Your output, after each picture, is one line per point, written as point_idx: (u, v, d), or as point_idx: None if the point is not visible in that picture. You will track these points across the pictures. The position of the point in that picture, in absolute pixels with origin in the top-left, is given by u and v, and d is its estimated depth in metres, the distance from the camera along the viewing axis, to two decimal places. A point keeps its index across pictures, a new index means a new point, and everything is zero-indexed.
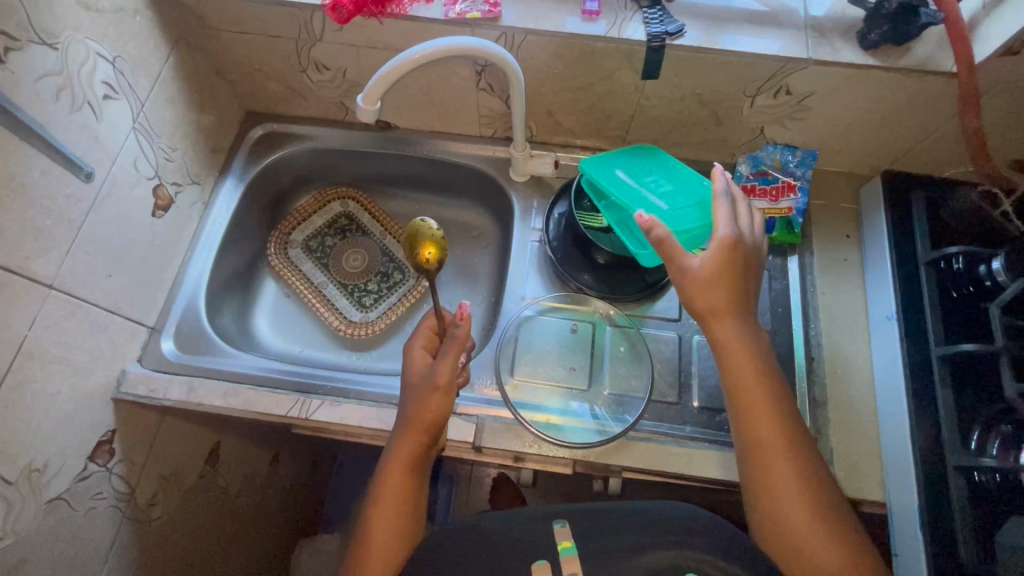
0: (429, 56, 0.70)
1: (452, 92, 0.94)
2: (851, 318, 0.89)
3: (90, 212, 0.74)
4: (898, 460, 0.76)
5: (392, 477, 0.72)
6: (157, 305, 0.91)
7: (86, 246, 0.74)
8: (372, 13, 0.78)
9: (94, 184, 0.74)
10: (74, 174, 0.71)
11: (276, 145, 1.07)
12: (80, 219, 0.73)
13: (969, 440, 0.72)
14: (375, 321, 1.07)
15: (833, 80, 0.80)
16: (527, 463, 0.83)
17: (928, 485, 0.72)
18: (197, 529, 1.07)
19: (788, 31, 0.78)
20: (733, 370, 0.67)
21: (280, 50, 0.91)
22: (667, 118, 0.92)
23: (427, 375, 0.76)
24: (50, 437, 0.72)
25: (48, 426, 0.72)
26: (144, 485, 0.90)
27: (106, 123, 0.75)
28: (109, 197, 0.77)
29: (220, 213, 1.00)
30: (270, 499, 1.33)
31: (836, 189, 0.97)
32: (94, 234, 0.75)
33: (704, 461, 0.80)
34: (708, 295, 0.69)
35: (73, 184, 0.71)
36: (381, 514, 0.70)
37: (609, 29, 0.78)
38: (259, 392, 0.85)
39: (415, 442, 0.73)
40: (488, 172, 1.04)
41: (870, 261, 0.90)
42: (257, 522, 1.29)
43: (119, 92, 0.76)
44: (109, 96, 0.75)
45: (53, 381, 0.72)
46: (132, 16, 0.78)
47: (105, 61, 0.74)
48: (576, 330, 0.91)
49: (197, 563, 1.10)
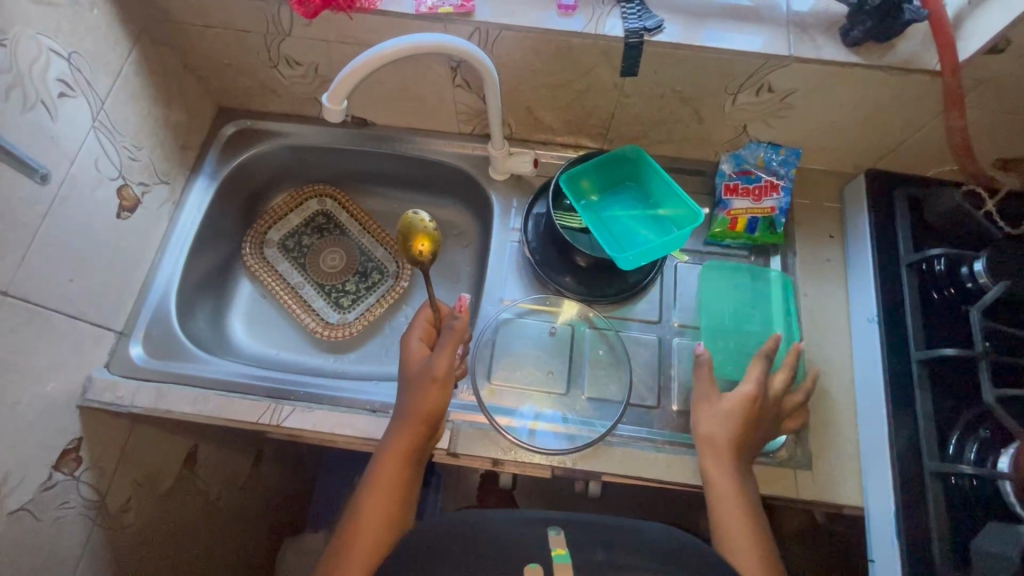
0: (395, 53, 0.68)
1: (428, 88, 0.91)
2: (833, 320, 0.88)
3: (47, 216, 0.71)
4: (877, 464, 0.75)
5: (383, 469, 0.71)
6: (125, 309, 0.88)
7: (44, 250, 0.72)
8: (339, 6, 0.75)
9: (51, 186, 0.71)
10: (27, 176, 0.68)
11: (250, 142, 1.04)
12: (37, 223, 0.70)
13: (947, 444, 0.71)
14: (353, 322, 1.05)
15: (815, 78, 0.78)
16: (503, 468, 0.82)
17: (905, 491, 0.71)
18: (174, 533, 1.06)
19: (770, 27, 0.76)
20: (714, 471, 0.71)
21: (249, 44, 0.88)
22: (648, 116, 0.90)
23: (424, 367, 0.75)
24: (10, 448, 0.70)
25: (8, 436, 0.70)
26: (115, 492, 0.89)
27: (63, 122, 0.72)
28: (68, 199, 0.74)
29: (191, 213, 0.98)
30: (252, 500, 1.32)
31: (820, 188, 0.96)
32: (52, 238, 0.73)
33: (682, 467, 0.79)
34: (719, 429, 0.73)
35: (27, 187, 0.68)
36: (370, 506, 0.69)
37: (587, 24, 0.76)
38: (230, 398, 0.83)
39: (412, 434, 0.72)
40: (467, 171, 1.02)
41: (853, 262, 0.88)
42: (239, 523, 1.28)
43: (76, 89, 0.73)
44: (66, 93, 0.72)
45: (12, 391, 0.70)
46: (89, 9, 0.75)
47: (59, 57, 0.70)
48: (554, 333, 0.89)
49: (175, 567, 1.08)
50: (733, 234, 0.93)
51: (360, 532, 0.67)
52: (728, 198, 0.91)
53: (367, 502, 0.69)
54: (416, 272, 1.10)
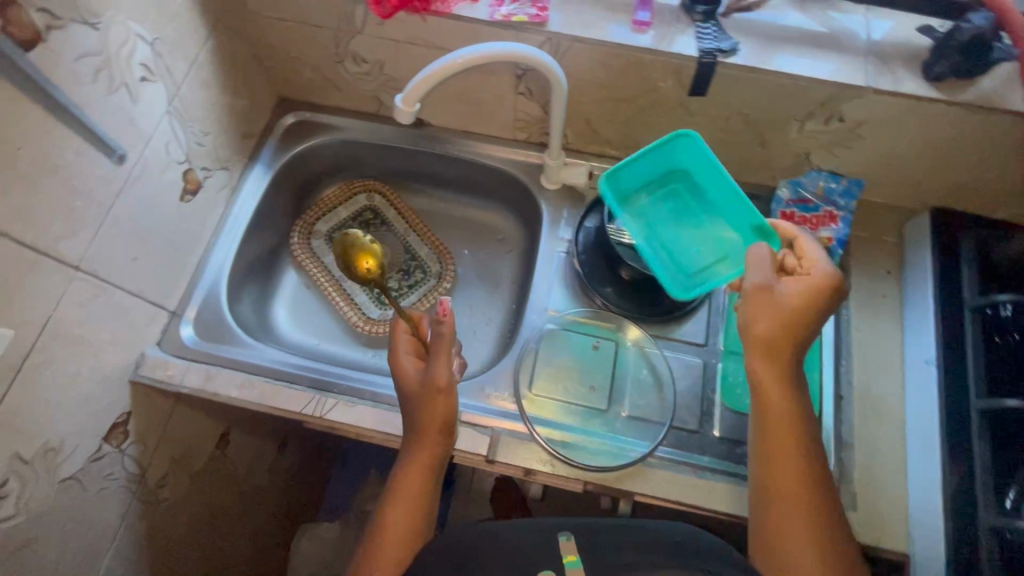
0: (469, 61, 0.68)
1: (489, 94, 0.92)
2: (886, 358, 0.86)
3: (119, 195, 0.73)
4: (927, 512, 0.73)
5: (402, 485, 0.71)
6: (179, 289, 0.90)
7: (114, 229, 0.74)
8: (415, 9, 0.77)
9: (126, 166, 0.73)
10: (107, 156, 0.70)
11: (306, 134, 1.06)
12: (111, 201, 0.72)
13: (1005, 498, 0.68)
14: None
15: (889, 110, 0.76)
16: (536, 478, 0.81)
17: (958, 542, 0.69)
18: (202, 511, 1.08)
19: (847, 56, 0.75)
20: (768, 405, 0.64)
21: (319, 39, 0.89)
22: (709, 136, 0.89)
23: (423, 380, 0.73)
24: (67, 418, 0.72)
25: (66, 406, 0.72)
26: (154, 467, 0.91)
27: (142, 105, 0.74)
28: (139, 179, 0.76)
29: (247, 199, 1.00)
30: (275, 484, 1.34)
31: (879, 220, 0.93)
32: (122, 216, 0.74)
33: (721, 494, 0.78)
34: (775, 330, 0.64)
35: (105, 166, 0.70)
36: (392, 523, 0.68)
37: (660, 42, 0.75)
38: (276, 386, 0.85)
39: (428, 448, 0.72)
40: (518, 177, 1.02)
41: (911, 300, 0.86)
42: (261, 505, 1.30)
43: (156, 74, 0.75)
44: (146, 78, 0.74)
45: (74, 362, 0.72)
46: None
47: (144, 43, 0.72)
48: (597, 347, 0.89)
49: (201, 544, 1.10)
50: None
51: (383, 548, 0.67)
52: (784, 225, 0.91)
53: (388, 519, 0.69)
54: (458, 274, 1.10)
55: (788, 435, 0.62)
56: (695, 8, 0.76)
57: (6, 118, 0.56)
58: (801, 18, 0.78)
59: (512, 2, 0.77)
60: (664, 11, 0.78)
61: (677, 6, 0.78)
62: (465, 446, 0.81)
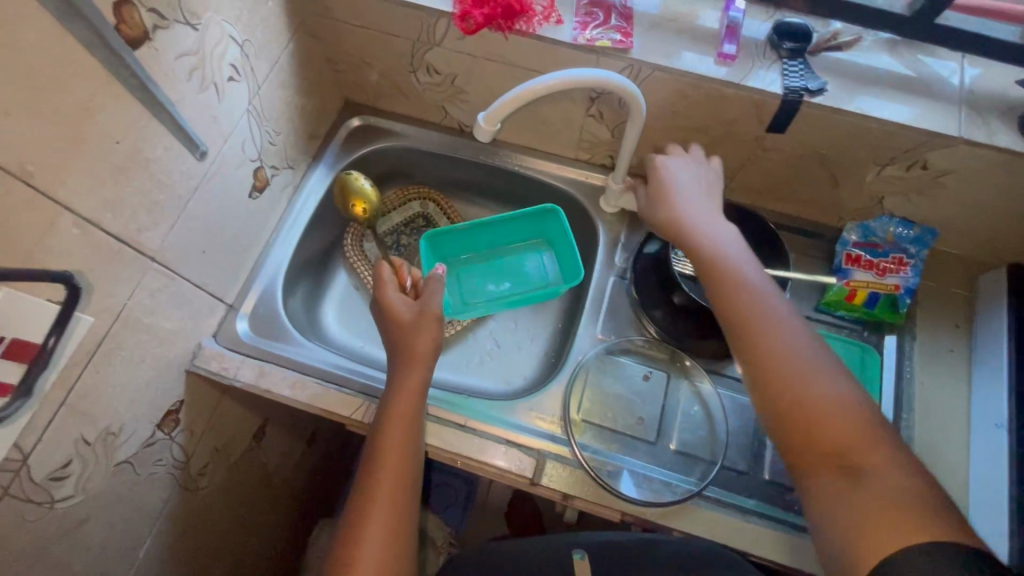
0: (553, 85, 0.68)
1: (559, 114, 0.92)
2: (950, 415, 0.82)
3: (197, 189, 0.75)
4: None
5: (389, 424, 0.73)
6: (238, 283, 0.92)
7: (189, 222, 0.75)
8: (499, 27, 0.77)
9: (206, 162, 0.75)
10: (191, 152, 0.71)
11: (369, 138, 1.07)
12: (189, 196, 0.74)
13: None
14: None
15: (977, 162, 0.74)
16: (574, 503, 0.80)
17: None
18: (234, 500, 1.09)
19: (937, 103, 0.73)
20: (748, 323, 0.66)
21: (395, 49, 0.90)
22: (779, 172, 0.87)
23: (419, 308, 0.78)
24: (128, 403, 0.73)
25: (129, 392, 0.73)
26: (198, 454, 0.92)
27: (226, 104, 0.75)
28: (216, 175, 0.78)
29: (308, 198, 1.01)
30: (300, 478, 1.35)
31: (948, 272, 0.90)
32: (196, 210, 0.76)
33: (770, 542, 0.76)
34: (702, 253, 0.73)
35: (188, 162, 0.71)
36: (385, 452, 0.72)
37: (745, 77, 0.74)
38: (326, 389, 0.85)
39: (419, 371, 0.75)
40: (577, 198, 1.01)
41: (980, 358, 0.83)
42: (287, 498, 1.31)
43: (241, 75, 0.77)
44: (233, 78, 0.76)
45: (140, 349, 0.73)
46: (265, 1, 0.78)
47: (235, 44, 0.74)
48: (649, 377, 0.87)
49: (230, 533, 1.12)
50: (848, 305, 0.87)
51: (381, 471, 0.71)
52: (849, 267, 0.87)
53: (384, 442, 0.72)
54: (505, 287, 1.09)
55: (784, 362, 0.62)
56: (782, 45, 0.75)
57: (110, 113, 0.58)
58: (891, 61, 0.76)
59: (596, 27, 0.76)
60: (750, 45, 0.77)
61: (763, 40, 0.77)
62: (512, 466, 0.80)
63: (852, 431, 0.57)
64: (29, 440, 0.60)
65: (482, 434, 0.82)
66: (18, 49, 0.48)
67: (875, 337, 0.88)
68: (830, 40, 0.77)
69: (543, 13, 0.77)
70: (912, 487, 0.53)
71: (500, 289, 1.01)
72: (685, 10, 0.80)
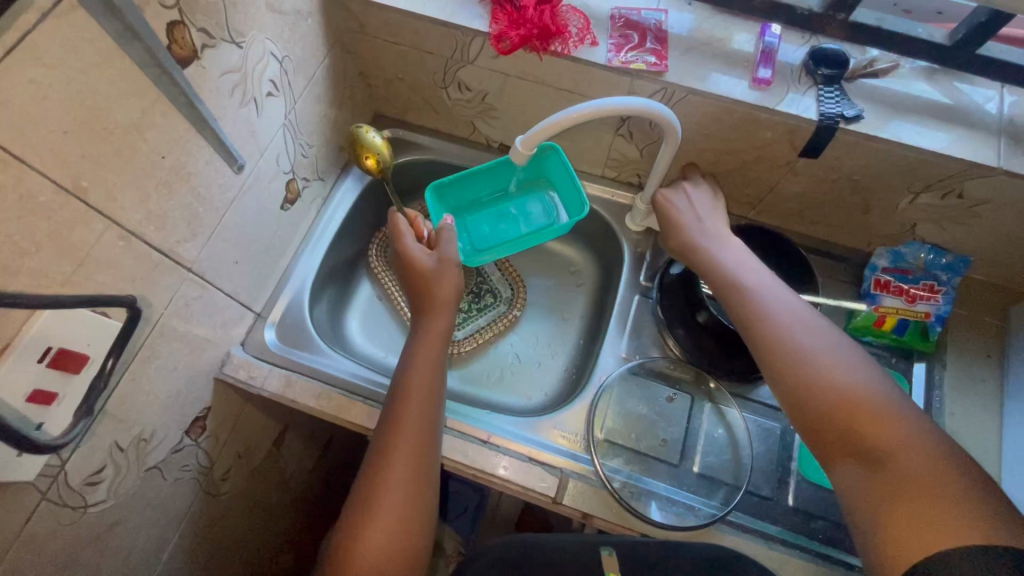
0: (585, 114, 0.68)
1: (588, 133, 0.92)
2: (982, 448, 0.80)
3: (233, 202, 0.76)
4: None
5: (411, 379, 0.75)
6: (266, 292, 0.93)
7: (224, 233, 0.77)
8: (534, 48, 0.78)
9: (243, 175, 0.76)
10: (229, 165, 0.73)
11: (398, 151, 1.08)
12: (225, 208, 0.75)
13: None
14: (462, 341, 1.03)
15: (1015, 192, 0.73)
16: (595, 523, 0.79)
17: None
18: (253, 505, 1.10)
19: (976, 132, 0.72)
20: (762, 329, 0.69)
21: (428, 65, 0.91)
22: (809, 195, 0.87)
23: (435, 264, 0.82)
24: (160, 410, 0.74)
25: (161, 399, 0.74)
26: (221, 460, 0.93)
27: (264, 118, 0.77)
28: (252, 187, 0.79)
29: (336, 210, 1.03)
30: (316, 484, 1.36)
31: (980, 300, 0.89)
32: (232, 222, 0.77)
33: (796, 571, 0.75)
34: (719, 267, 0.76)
35: (226, 175, 0.73)
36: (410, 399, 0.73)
37: (780, 102, 0.74)
38: (351, 400, 0.86)
39: (444, 319, 0.81)
40: (603, 215, 1.02)
41: (1013, 390, 0.82)
42: (302, 504, 1.32)
43: (280, 90, 0.79)
44: (272, 93, 0.77)
45: (173, 358, 0.74)
46: (305, 19, 0.80)
47: (275, 60, 0.76)
48: (673, 398, 0.87)
49: (248, 538, 1.13)
50: (876, 332, 0.86)
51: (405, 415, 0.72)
52: (878, 293, 0.86)
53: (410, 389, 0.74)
54: (527, 301, 1.09)
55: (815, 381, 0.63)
56: (818, 71, 0.75)
57: (157, 130, 0.59)
58: (929, 89, 0.76)
59: (631, 49, 0.77)
60: (785, 70, 0.76)
61: (797, 66, 0.77)
62: (534, 485, 0.80)
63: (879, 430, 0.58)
64: (68, 448, 0.61)
65: (504, 451, 0.82)
66: (77, 70, 0.49)
67: (905, 364, 0.87)
68: (866, 68, 0.76)
69: (579, 35, 0.78)
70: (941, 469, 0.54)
71: (508, 234, 0.97)
72: (719, 34, 0.80)
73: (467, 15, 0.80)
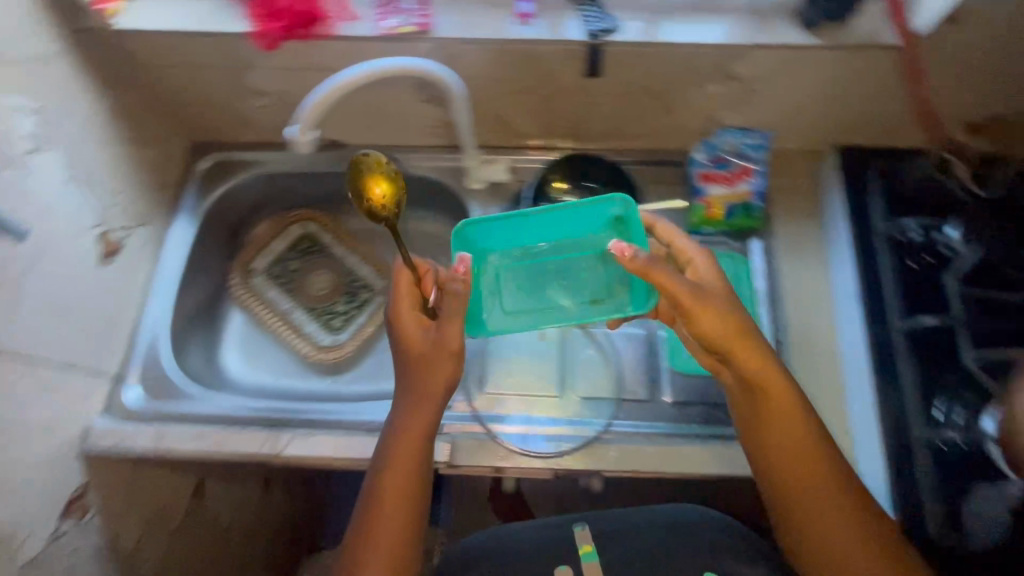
0: (350, 82, 0.73)
1: (397, 103, 0.93)
2: (817, 298, 0.88)
3: (26, 272, 0.72)
4: (864, 425, 0.77)
5: (410, 425, 0.70)
6: (116, 352, 0.89)
7: (31, 304, 0.73)
8: (298, 36, 0.77)
9: (27, 243, 0.72)
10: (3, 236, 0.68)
11: (225, 176, 1.03)
12: (15, 279, 0.70)
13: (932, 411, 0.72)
14: (346, 342, 1.03)
15: (774, 65, 0.80)
16: (506, 474, 0.82)
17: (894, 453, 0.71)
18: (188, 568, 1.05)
19: (726, 16, 0.79)
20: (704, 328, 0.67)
21: (215, 80, 0.88)
22: (615, 115, 0.91)
23: (435, 340, 0.69)
24: (12, 503, 0.71)
25: (9, 491, 0.71)
26: (126, 532, 0.89)
27: (36, 178, 0.73)
28: (47, 253, 0.75)
29: (175, 251, 0.98)
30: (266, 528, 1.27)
31: (794, 167, 0.96)
32: (36, 290, 0.73)
33: (681, 457, 0.80)
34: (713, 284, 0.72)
35: (4, 249, 0.69)
36: (385, 504, 0.69)
37: (552, 30, 0.78)
38: (230, 431, 0.84)
39: (425, 417, 0.70)
40: (445, 183, 1.01)
41: (832, 240, 0.89)
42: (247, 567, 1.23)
43: (47, 144, 0.75)
44: (36, 150, 0.73)
45: (10, 446, 0.71)
46: (52, 64, 0.75)
47: (27, 115, 0.72)
48: (544, 337, 0.90)
49: None
50: (710, 221, 0.92)
51: (379, 522, 0.69)
52: (703, 186, 0.90)
53: (375, 486, 0.70)
54: None
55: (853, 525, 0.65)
56: None
57: None
58: None
59: (394, 15, 0.78)
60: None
61: None
62: None
63: (835, 500, 0.67)
64: None
65: None
66: None
67: (741, 244, 0.93)
68: None
69: (338, 13, 0.78)
70: (840, 492, 0.67)
71: (525, 296, 0.81)
72: None
73: (226, 21, 0.79)
